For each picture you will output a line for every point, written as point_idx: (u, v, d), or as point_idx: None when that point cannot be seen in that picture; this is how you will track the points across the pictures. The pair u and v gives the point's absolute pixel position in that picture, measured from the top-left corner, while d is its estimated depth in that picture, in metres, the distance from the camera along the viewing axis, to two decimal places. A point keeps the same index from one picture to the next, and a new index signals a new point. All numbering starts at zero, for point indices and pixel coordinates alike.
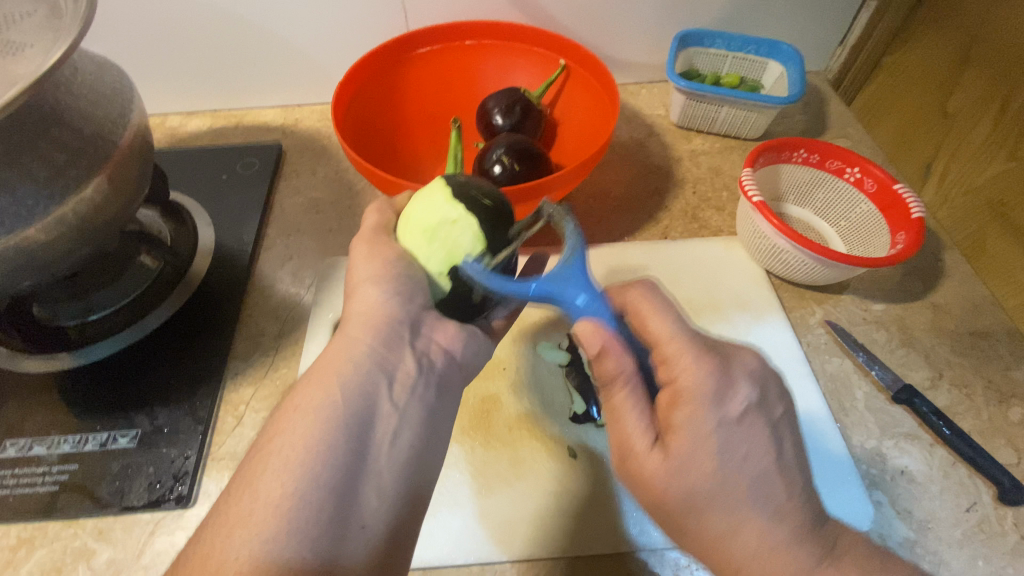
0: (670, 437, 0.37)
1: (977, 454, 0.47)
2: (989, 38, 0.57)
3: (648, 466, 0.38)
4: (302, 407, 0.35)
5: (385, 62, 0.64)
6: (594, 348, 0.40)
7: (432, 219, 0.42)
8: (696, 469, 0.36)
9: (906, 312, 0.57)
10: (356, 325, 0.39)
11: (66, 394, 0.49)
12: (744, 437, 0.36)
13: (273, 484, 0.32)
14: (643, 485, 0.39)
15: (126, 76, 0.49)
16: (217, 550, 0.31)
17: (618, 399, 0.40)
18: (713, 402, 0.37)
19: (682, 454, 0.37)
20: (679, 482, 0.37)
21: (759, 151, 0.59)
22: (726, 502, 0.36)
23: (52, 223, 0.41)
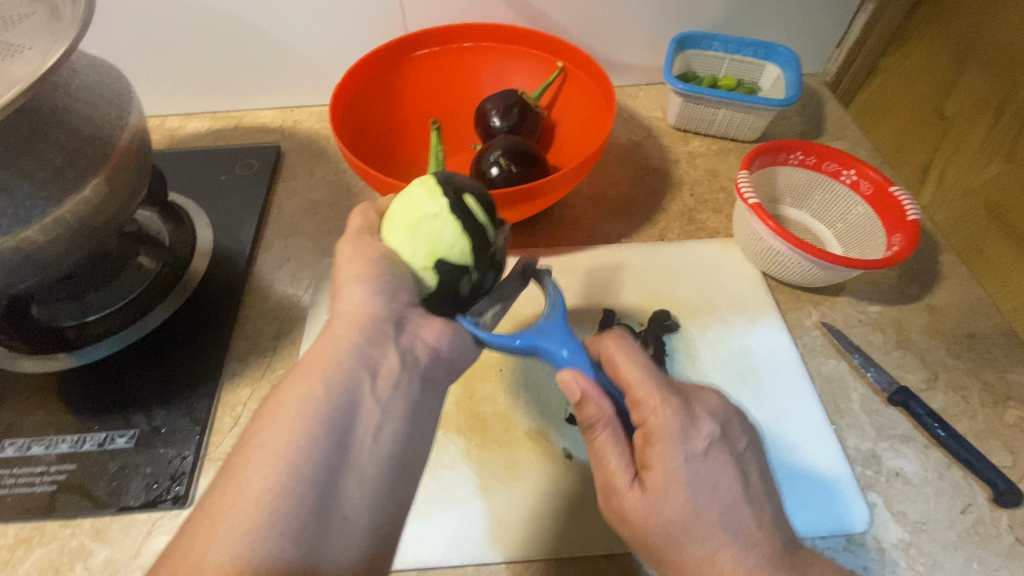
0: (646, 474, 0.37)
1: (972, 455, 0.47)
2: (986, 39, 0.57)
3: (627, 504, 0.38)
4: (287, 401, 0.35)
5: (384, 64, 0.64)
6: (577, 395, 0.39)
7: (415, 215, 0.43)
8: (671, 502, 0.36)
9: (902, 314, 0.57)
10: (346, 320, 0.40)
11: (65, 394, 0.49)
12: (710, 470, 0.37)
13: (255, 473, 0.32)
14: (625, 522, 0.38)
15: (125, 78, 0.49)
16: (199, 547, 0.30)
17: (600, 441, 0.39)
18: (679, 438, 0.37)
19: (657, 487, 0.37)
20: (656, 518, 0.37)
21: (755, 153, 0.59)
22: (703, 532, 0.36)
23: (50, 225, 0.41)
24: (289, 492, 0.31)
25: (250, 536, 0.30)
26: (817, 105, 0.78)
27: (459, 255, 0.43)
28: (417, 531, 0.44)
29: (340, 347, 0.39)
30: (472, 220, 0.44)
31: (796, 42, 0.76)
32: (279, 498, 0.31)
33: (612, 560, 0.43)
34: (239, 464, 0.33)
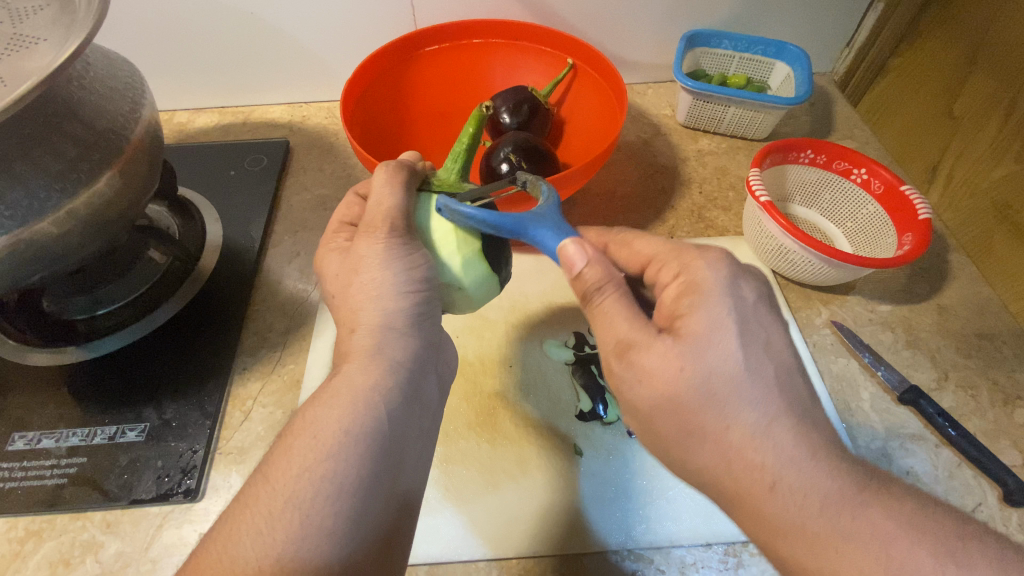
0: (681, 321, 0.34)
1: (983, 454, 0.47)
2: (996, 40, 0.57)
3: (651, 356, 0.34)
4: (343, 411, 0.34)
5: (394, 59, 0.64)
6: (580, 264, 0.37)
7: (441, 270, 0.42)
8: (714, 352, 0.33)
9: (912, 313, 0.57)
10: (371, 327, 0.38)
11: (73, 387, 0.49)
12: (758, 322, 0.34)
13: (304, 492, 0.31)
14: (645, 380, 0.34)
15: (137, 71, 0.49)
16: (246, 551, 0.29)
17: (609, 303, 0.36)
18: (727, 284, 0.35)
19: (696, 337, 0.33)
20: (694, 366, 0.33)
21: (766, 152, 0.59)
22: (746, 400, 0.32)
23: (64, 217, 0.41)
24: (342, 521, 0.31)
25: (306, 551, 0.30)
26: (826, 104, 0.78)
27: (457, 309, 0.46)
28: (429, 525, 0.44)
29: (383, 346, 0.37)
30: (487, 292, 0.45)
31: (806, 41, 0.76)
32: (342, 519, 0.31)
33: (622, 556, 0.43)
34: (281, 463, 0.32)
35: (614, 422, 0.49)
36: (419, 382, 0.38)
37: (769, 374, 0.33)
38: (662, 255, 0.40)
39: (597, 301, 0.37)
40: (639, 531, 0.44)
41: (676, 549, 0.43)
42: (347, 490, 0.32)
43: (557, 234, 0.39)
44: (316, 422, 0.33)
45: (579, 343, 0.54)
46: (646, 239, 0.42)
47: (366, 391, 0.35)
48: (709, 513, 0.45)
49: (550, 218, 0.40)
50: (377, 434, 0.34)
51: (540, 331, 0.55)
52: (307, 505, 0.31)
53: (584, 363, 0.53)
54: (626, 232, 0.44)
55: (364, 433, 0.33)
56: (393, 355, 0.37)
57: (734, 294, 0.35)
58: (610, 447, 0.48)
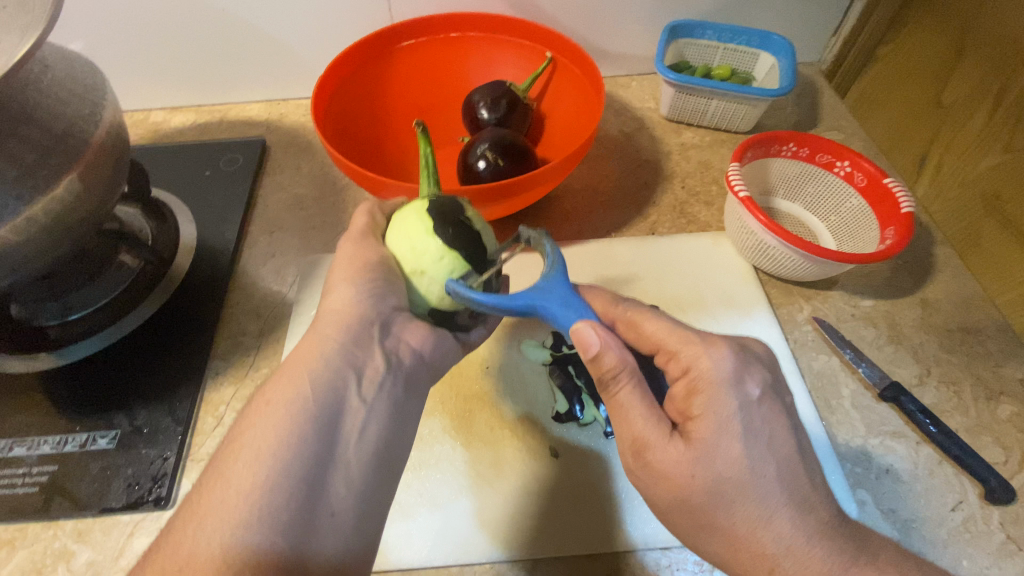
0: (692, 425, 0.35)
1: (963, 452, 0.46)
2: (985, 27, 0.56)
3: (666, 459, 0.35)
4: (278, 387, 0.36)
5: (370, 54, 0.63)
6: (594, 346, 0.36)
7: (401, 265, 0.42)
8: (722, 458, 0.34)
9: (895, 308, 0.57)
10: (332, 314, 0.40)
11: (46, 394, 0.49)
12: (763, 419, 0.35)
13: (242, 480, 0.32)
14: (662, 481, 0.36)
15: (100, 72, 0.48)
16: (186, 535, 0.31)
17: (625, 394, 0.37)
18: (730, 385, 0.36)
19: (707, 445, 0.34)
20: (704, 473, 0.34)
21: (747, 145, 0.58)
22: (750, 498, 0.34)
23: (23, 223, 0.40)
24: (277, 507, 0.32)
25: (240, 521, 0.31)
26: (813, 95, 0.77)
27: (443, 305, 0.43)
28: (401, 531, 0.44)
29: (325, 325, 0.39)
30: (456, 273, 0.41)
31: (792, 30, 0.75)
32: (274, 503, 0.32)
33: (596, 559, 0.43)
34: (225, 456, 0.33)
35: (590, 422, 0.49)
36: (360, 355, 0.39)
37: (765, 437, 0.35)
38: (669, 345, 0.39)
39: (613, 389, 0.37)
40: (615, 534, 0.43)
41: (651, 551, 0.43)
42: (267, 456, 0.33)
43: (566, 308, 0.39)
44: (258, 402, 0.36)
45: (556, 342, 0.54)
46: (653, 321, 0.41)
47: (304, 363, 0.37)
48: None
49: (558, 291, 0.40)
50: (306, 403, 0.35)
51: (518, 331, 0.55)
52: (245, 492, 0.32)
53: (561, 363, 0.52)
54: (633, 309, 0.42)
55: (291, 405, 0.35)
56: (330, 330, 0.39)
57: (743, 396, 0.35)
58: (586, 448, 0.48)
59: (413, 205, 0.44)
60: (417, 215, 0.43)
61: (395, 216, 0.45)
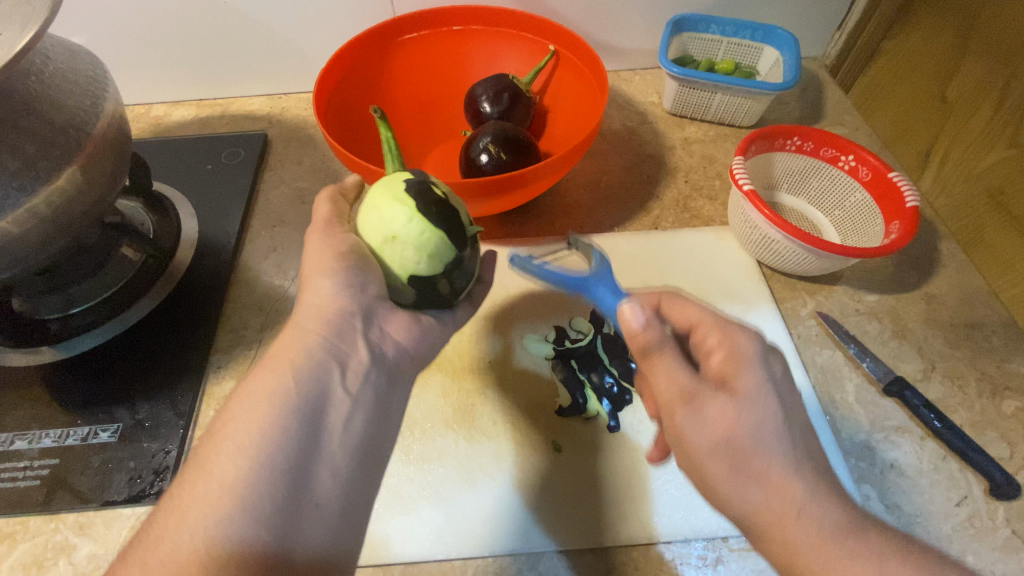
0: (733, 381, 0.36)
1: (968, 447, 0.46)
2: (989, 22, 0.55)
3: (711, 411, 0.35)
4: (261, 379, 0.36)
5: (372, 47, 0.63)
6: (641, 319, 0.38)
7: (373, 238, 0.40)
8: (762, 412, 0.35)
9: (900, 303, 0.56)
10: (314, 307, 0.39)
11: (47, 388, 0.49)
12: (789, 393, 0.36)
13: (226, 472, 0.32)
14: (707, 428, 0.35)
15: (101, 64, 0.48)
16: (171, 527, 0.31)
17: (663, 364, 0.37)
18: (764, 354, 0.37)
19: (746, 395, 0.35)
20: (747, 423, 0.34)
21: (751, 139, 0.57)
22: (773, 449, 0.34)
23: (24, 215, 0.40)
24: (262, 498, 0.31)
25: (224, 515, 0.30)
26: (817, 90, 0.76)
27: (420, 272, 0.40)
28: (404, 524, 0.44)
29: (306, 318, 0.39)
30: (426, 233, 0.39)
31: (796, 24, 0.74)
32: (259, 494, 0.31)
33: (600, 554, 0.42)
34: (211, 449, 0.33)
35: (593, 416, 0.48)
36: (341, 348, 0.38)
37: (793, 409, 0.36)
38: (708, 323, 0.40)
39: (654, 357, 0.38)
40: (618, 528, 0.43)
41: (655, 545, 0.43)
42: (251, 448, 0.33)
43: (614, 293, 0.46)
44: (240, 394, 0.35)
45: (560, 337, 0.54)
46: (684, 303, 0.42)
47: (283, 357, 0.37)
48: (689, 508, 0.44)
49: (607, 278, 0.47)
50: (285, 398, 0.35)
51: (522, 325, 0.55)
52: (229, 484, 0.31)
53: (565, 357, 0.52)
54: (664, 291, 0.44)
55: (271, 398, 0.35)
56: (311, 325, 0.38)
57: (772, 370, 0.37)
58: (590, 443, 0.47)
59: (381, 180, 0.42)
60: (384, 187, 0.41)
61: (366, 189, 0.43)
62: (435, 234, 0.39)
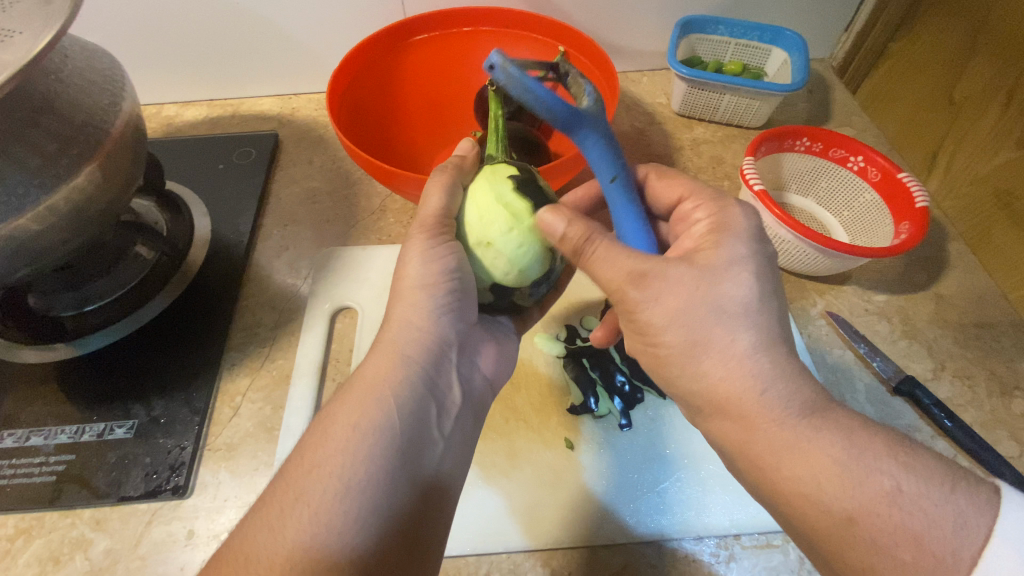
0: (704, 254, 0.37)
1: (978, 445, 0.46)
2: (996, 24, 0.56)
3: (669, 280, 0.36)
4: (356, 403, 0.36)
5: (383, 48, 0.63)
6: (558, 228, 0.38)
7: (473, 234, 0.41)
8: (731, 282, 0.36)
9: (909, 303, 0.57)
10: (407, 328, 0.41)
11: (62, 384, 0.49)
12: (769, 269, 0.37)
13: (324, 490, 0.33)
14: (660, 300, 0.36)
15: (117, 64, 0.48)
16: (260, 542, 0.31)
17: (601, 250, 0.38)
18: (754, 236, 0.38)
19: (711, 265, 0.36)
20: (708, 295, 0.35)
21: (761, 140, 0.58)
22: (738, 325, 0.35)
23: (44, 212, 0.40)
24: (355, 520, 0.32)
25: (336, 538, 0.31)
26: (824, 91, 0.77)
27: (505, 280, 0.42)
28: None
29: (396, 342, 0.40)
30: (521, 249, 0.40)
31: (804, 26, 0.75)
32: (350, 516, 0.32)
33: (613, 550, 0.43)
34: (303, 462, 0.34)
35: (604, 414, 0.49)
36: (434, 380, 0.40)
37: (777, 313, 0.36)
38: (699, 195, 0.43)
39: (589, 251, 0.38)
40: (631, 525, 0.43)
41: (667, 542, 0.43)
42: (349, 472, 0.33)
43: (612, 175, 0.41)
44: (334, 415, 0.36)
45: (571, 335, 0.54)
46: (680, 180, 0.45)
47: (381, 383, 0.37)
48: (701, 506, 0.44)
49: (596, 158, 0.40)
50: (389, 426, 0.36)
51: (533, 323, 0.55)
52: (322, 502, 0.32)
53: (576, 355, 0.52)
54: (655, 168, 0.47)
55: (375, 426, 0.35)
56: (406, 351, 0.40)
57: (758, 245, 0.38)
58: (602, 441, 0.48)
59: (485, 175, 0.42)
60: (489, 187, 0.41)
61: (478, 179, 0.43)
62: (530, 252, 0.40)
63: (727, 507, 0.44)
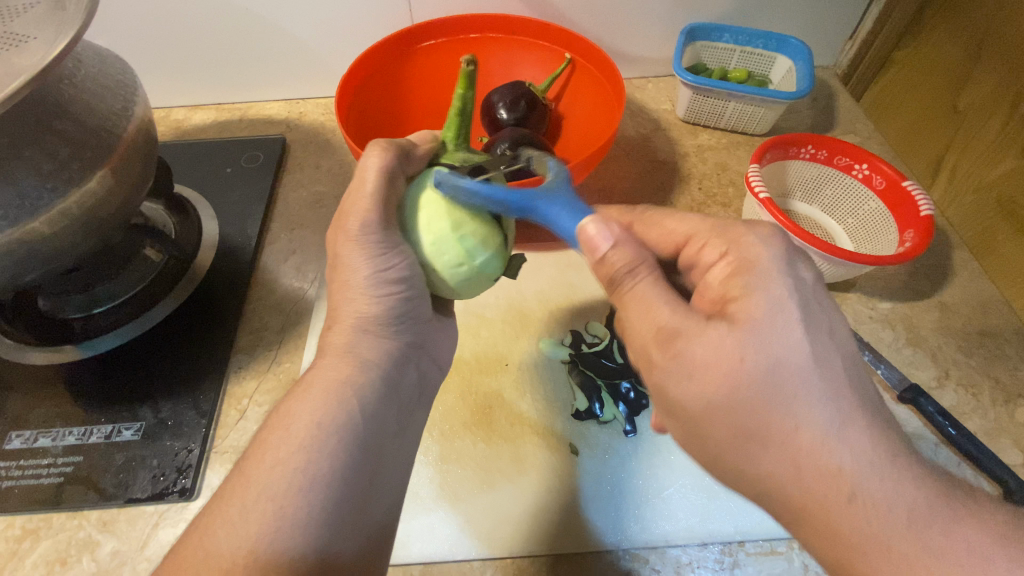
0: (734, 306, 0.33)
1: (982, 453, 0.46)
2: (1001, 33, 0.56)
3: (703, 343, 0.32)
4: (314, 404, 0.37)
5: (390, 54, 0.64)
6: (605, 244, 0.36)
7: (427, 250, 0.41)
8: (779, 339, 0.31)
9: (913, 311, 0.57)
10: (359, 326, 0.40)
11: (71, 386, 0.49)
12: (818, 305, 0.33)
13: (280, 491, 0.33)
14: (696, 373, 0.32)
15: (129, 68, 0.49)
16: (221, 543, 0.32)
17: (643, 287, 0.35)
18: (784, 263, 0.34)
19: (755, 323, 0.32)
20: (755, 355, 0.31)
21: (766, 147, 0.58)
22: (806, 393, 0.31)
23: (57, 216, 0.41)
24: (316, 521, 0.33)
25: (285, 538, 0.32)
26: (829, 99, 0.77)
27: (450, 294, 0.44)
28: (423, 525, 0.44)
29: (350, 346, 0.40)
30: (467, 279, 0.42)
31: (809, 33, 0.75)
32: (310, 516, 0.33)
33: (617, 557, 0.43)
34: (258, 460, 0.35)
35: (610, 421, 0.49)
36: (393, 379, 0.41)
37: (838, 368, 0.31)
38: (704, 233, 0.39)
39: (629, 284, 0.36)
40: (634, 531, 0.44)
41: (671, 549, 0.43)
42: (308, 472, 0.34)
43: (571, 213, 0.37)
44: (289, 416, 0.36)
45: (576, 340, 0.54)
46: (677, 220, 0.41)
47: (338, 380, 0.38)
48: (706, 513, 0.44)
49: (559, 197, 0.38)
50: (349, 422, 0.37)
51: (538, 330, 0.55)
52: (277, 499, 0.33)
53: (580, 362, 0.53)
54: (652, 210, 0.44)
55: (332, 425, 0.36)
56: (365, 351, 0.40)
57: (791, 274, 0.34)
58: (606, 448, 0.48)
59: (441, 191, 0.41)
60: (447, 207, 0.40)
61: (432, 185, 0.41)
62: (484, 276, 0.42)
63: (732, 515, 0.44)
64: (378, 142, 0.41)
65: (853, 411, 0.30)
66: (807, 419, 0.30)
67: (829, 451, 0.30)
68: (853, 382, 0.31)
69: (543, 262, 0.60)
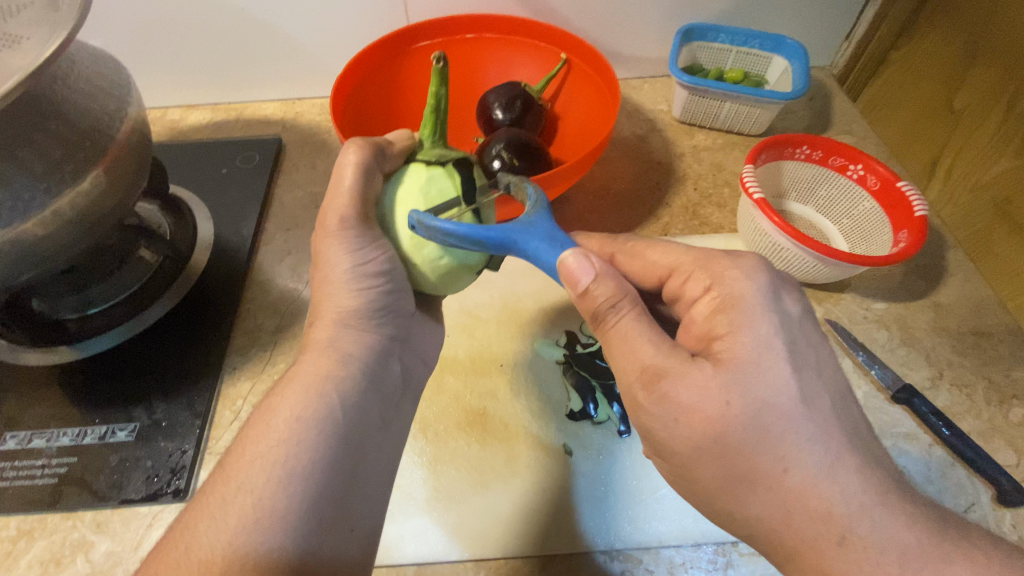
0: (719, 346, 0.34)
1: (975, 454, 0.46)
2: (997, 33, 0.56)
3: (688, 385, 0.33)
4: (306, 407, 0.37)
5: (386, 54, 0.63)
6: (586, 280, 0.37)
7: (407, 245, 0.41)
8: (764, 380, 0.32)
9: (908, 312, 0.57)
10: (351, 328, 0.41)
11: (65, 386, 0.49)
12: (804, 340, 0.35)
13: (273, 494, 0.33)
14: (686, 410, 0.33)
15: (124, 69, 0.49)
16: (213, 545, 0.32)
17: (629, 323, 0.36)
18: (769, 300, 0.35)
19: (740, 363, 0.33)
20: (740, 397, 0.32)
21: (761, 148, 0.58)
22: (790, 428, 0.32)
23: (49, 217, 0.40)
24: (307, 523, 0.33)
25: (278, 540, 0.32)
26: (825, 99, 0.77)
27: (432, 288, 0.44)
28: (417, 526, 0.44)
29: (342, 348, 0.40)
30: (448, 273, 0.42)
31: (805, 34, 0.75)
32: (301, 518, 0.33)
33: (611, 557, 0.43)
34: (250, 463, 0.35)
35: (604, 421, 0.49)
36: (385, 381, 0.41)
37: (822, 403, 0.33)
38: (687, 265, 0.40)
39: (612, 319, 0.37)
40: (628, 532, 0.44)
41: (664, 550, 0.43)
42: (300, 475, 0.34)
43: (551, 245, 0.38)
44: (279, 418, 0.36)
45: (570, 341, 0.54)
46: (661, 252, 0.42)
47: (330, 383, 0.38)
48: (699, 514, 0.44)
49: (540, 228, 0.39)
50: (341, 422, 0.37)
51: (533, 330, 0.55)
52: (269, 501, 0.33)
53: (575, 363, 0.53)
54: (635, 241, 0.45)
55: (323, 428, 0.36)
56: (356, 354, 0.40)
57: (776, 309, 0.35)
58: (600, 449, 0.48)
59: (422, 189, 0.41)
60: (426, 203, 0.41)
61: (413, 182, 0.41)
62: (463, 272, 0.42)
63: None
64: (354, 141, 0.41)
65: (835, 441, 0.32)
66: (795, 460, 0.31)
67: (817, 459, 0.31)
68: (834, 411, 0.33)
69: (538, 262, 0.60)
